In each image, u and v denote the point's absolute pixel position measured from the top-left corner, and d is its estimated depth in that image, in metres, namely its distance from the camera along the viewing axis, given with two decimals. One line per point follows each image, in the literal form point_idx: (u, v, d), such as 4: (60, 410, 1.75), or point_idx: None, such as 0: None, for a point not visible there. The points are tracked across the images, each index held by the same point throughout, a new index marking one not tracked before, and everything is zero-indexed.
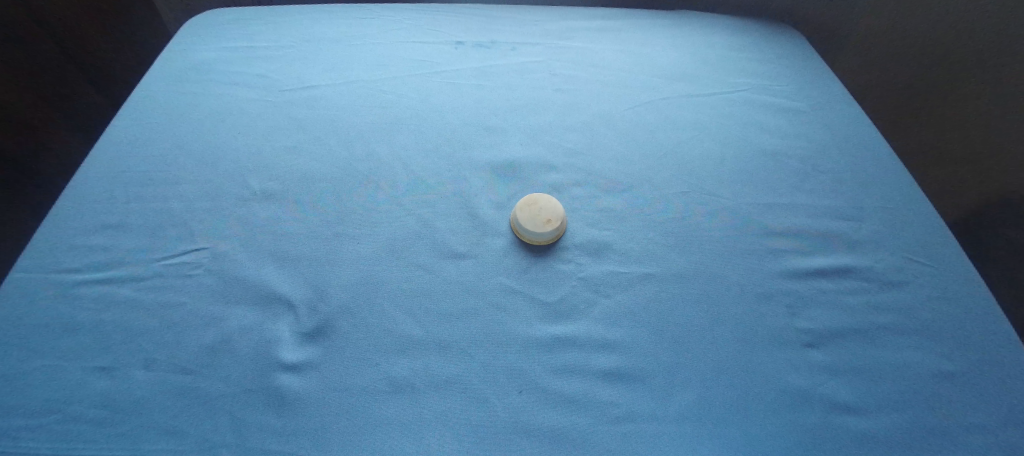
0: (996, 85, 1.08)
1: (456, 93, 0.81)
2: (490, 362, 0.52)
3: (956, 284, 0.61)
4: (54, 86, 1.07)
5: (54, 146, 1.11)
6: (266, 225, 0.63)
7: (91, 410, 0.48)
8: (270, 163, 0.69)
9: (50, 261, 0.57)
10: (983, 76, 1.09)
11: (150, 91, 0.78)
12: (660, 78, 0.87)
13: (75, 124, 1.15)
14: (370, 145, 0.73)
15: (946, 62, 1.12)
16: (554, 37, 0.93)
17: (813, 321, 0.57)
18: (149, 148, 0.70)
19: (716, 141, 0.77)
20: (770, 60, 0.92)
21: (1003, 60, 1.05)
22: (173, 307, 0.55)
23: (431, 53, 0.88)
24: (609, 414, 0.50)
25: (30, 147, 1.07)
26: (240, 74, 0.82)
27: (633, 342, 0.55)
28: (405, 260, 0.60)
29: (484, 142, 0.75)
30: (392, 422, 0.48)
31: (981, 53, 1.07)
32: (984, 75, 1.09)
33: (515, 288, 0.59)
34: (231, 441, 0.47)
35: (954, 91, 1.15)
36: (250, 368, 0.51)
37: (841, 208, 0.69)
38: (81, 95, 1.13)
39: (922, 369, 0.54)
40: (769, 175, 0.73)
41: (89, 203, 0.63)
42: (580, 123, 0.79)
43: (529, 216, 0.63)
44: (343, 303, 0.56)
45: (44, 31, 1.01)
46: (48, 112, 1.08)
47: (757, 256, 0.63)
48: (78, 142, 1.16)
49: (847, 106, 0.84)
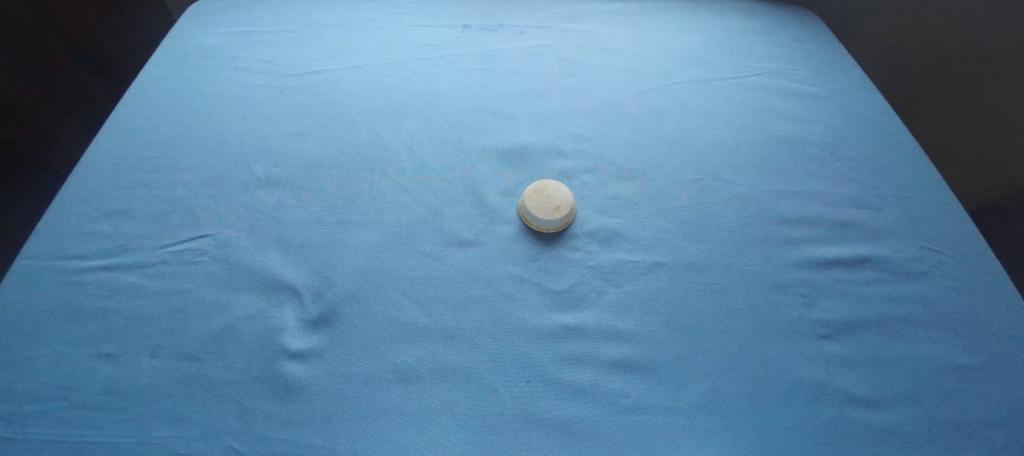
0: (1001, 84, 1.04)
1: (461, 78, 0.80)
2: (496, 351, 0.52)
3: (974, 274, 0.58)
4: (55, 81, 1.05)
5: (59, 143, 1.09)
6: (270, 212, 0.62)
7: (98, 396, 0.48)
8: (273, 149, 0.68)
9: (54, 247, 0.57)
10: (990, 66, 1.03)
11: (151, 77, 0.77)
12: (673, 63, 0.84)
13: (75, 122, 1.12)
14: (374, 131, 0.71)
15: (955, 54, 1.06)
16: (563, 20, 0.90)
17: (829, 312, 0.56)
18: (152, 135, 0.69)
19: (730, 127, 0.75)
20: (787, 44, 0.89)
21: (1009, 59, 1.00)
22: (177, 294, 0.54)
23: (438, 37, 0.85)
24: (617, 405, 0.49)
25: (32, 146, 1.06)
26: (242, 59, 0.80)
27: (643, 332, 0.54)
28: (411, 248, 0.59)
29: (491, 128, 0.73)
30: (397, 410, 0.48)
31: (988, 44, 1.01)
32: (991, 65, 1.03)
33: (523, 277, 0.57)
34: (236, 429, 0.46)
35: (963, 82, 1.08)
36: (253, 356, 0.50)
37: (858, 196, 0.67)
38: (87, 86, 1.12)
39: (941, 361, 0.53)
40: (784, 162, 0.71)
41: (92, 189, 0.62)
42: (588, 108, 0.77)
43: (537, 203, 0.61)
44: (347, 290, 0.55)
45: (42, 28, 0.99)
46: (47, 110, 1.05)
47: (771, 246, 0.62)
48: (78, 139, 1.13)
49: (865, 90, 0.82)
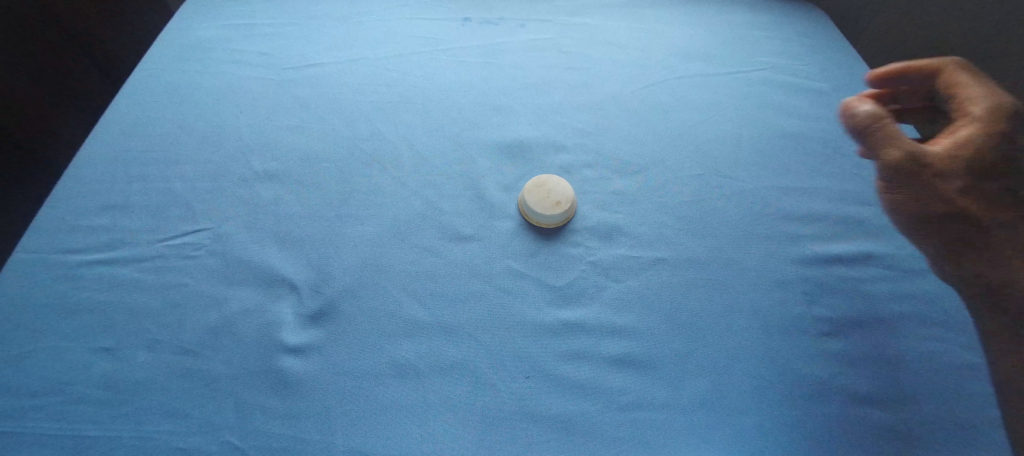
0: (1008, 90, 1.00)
1: (461, 71, 0.79)
2: (496, 346, 0.51)
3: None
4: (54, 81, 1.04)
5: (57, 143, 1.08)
6: (268, 206, 0.61)
7: (96, 390, 0.48)
8: (272, 143, 0.68)
9: (52, 241, 0.57)
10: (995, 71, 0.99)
11: (149, 69, 0.76)
12: (676, 58, 0.84)
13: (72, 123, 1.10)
14: (374, 125, 0.71)
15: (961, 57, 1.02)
16: (566, 13, 0.89)
17: (831, 309, 0.55)
18: (150, 128, 0.68)
19: (734, 122, 0.74)
20: (792, 38, 0.88)
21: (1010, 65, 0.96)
22: (175, 288, 0.54)
23: (438, 30, 0.84)
24: (617, 401, 0.49)
25: (33, 147, 1.04)
26: (240, 52, 0.79)
27: (644, 328, 0.53)
28: (410, 242, 0.59)
29: (491, 123, 0.73)
30: (396, 406, 0.47)
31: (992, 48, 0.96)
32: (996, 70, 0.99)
33: (522, 272, 0.57)
34: (234, 423, 0.46)
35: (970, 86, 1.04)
36: (251, 351, 0.50)
37: (862, 193, 0.66)
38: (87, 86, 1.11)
39: (944, 359, 0.52)
40: (787, 158, 0.70)
41: (90, 182, 0.62)
42: (590, 103, 0.76)
43: (537, 198, 0.61)
44: (346, 285, 0.55)
45: (44, 28, 0.99)
46: (47, 109, 1.04)
47: (774, 242, 0.61)
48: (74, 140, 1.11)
49: (869, 86, 0.81)
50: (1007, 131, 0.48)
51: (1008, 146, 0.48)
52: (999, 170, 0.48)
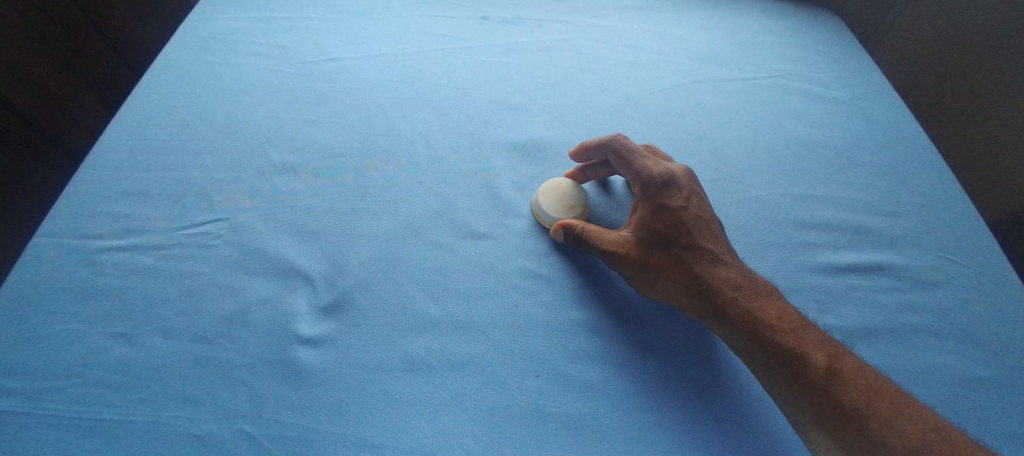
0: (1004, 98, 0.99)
1: (479, 70, 0.79)
2: (506, 344, 0.52)
3: (975, 295, 0.57)
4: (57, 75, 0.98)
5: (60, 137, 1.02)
6: (285, 198, 0.62)
7: (111, 374, 0.48)
8: (288, 136, 0.68)
9: (73, 226, 0.57)
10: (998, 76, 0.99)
11: (170, 59, 0.77)
12: (693, 61, 0.84)
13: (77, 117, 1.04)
14: (390, 120, 0.71)
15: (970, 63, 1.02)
16: (583, 15, 0.89)
17: (843, 318, 0.56)
18: (170, 118, 0.69)
19: (749, 128, 0.74)
20: (809, 46, 0.88)
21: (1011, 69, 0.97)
22: (191, 276, 0.55)
23: (455, 28, 0.85)
24: (624, 404, 0.49)
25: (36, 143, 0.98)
26: (260, 45, 0.80)
27: (638, 332, 0.53)
28: (424, 238, 0.59)
29: (506, 121, 0.73)
30: (406, 400, 0.48)
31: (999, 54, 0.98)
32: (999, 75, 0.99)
33: (535, 272, 0.57)
34: (246, 412, 0.47)
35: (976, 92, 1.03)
36: (265, 340, 0.51)
37: (876, 203, 0.66)
38: (105, 77, 1.07)
39: (956, 373, 0.52)
40: (801, 166, 0.70)
41: (110, 170, 0.63)
42: (606, 104, 0.76)
43: (552, 201, 0.60)
44: (360, 279, 0.55)
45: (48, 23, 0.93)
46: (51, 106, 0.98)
47: (786, 249, 0.61)
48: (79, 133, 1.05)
49: (886, 96, 0.80)
50: (652, 226, 0.55)
51: (658, 238, 0.55)
52: (659, 256, 0.54)
